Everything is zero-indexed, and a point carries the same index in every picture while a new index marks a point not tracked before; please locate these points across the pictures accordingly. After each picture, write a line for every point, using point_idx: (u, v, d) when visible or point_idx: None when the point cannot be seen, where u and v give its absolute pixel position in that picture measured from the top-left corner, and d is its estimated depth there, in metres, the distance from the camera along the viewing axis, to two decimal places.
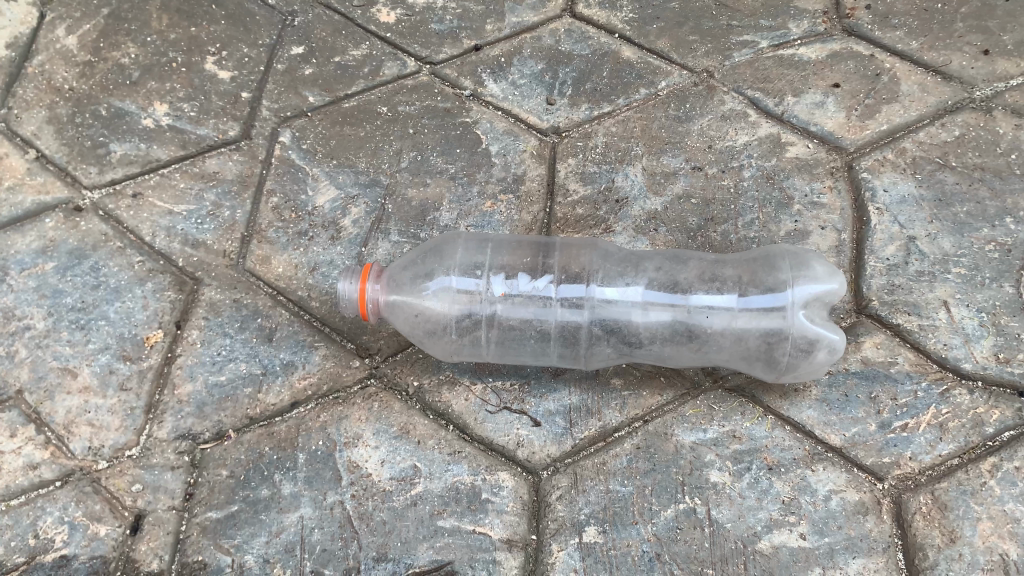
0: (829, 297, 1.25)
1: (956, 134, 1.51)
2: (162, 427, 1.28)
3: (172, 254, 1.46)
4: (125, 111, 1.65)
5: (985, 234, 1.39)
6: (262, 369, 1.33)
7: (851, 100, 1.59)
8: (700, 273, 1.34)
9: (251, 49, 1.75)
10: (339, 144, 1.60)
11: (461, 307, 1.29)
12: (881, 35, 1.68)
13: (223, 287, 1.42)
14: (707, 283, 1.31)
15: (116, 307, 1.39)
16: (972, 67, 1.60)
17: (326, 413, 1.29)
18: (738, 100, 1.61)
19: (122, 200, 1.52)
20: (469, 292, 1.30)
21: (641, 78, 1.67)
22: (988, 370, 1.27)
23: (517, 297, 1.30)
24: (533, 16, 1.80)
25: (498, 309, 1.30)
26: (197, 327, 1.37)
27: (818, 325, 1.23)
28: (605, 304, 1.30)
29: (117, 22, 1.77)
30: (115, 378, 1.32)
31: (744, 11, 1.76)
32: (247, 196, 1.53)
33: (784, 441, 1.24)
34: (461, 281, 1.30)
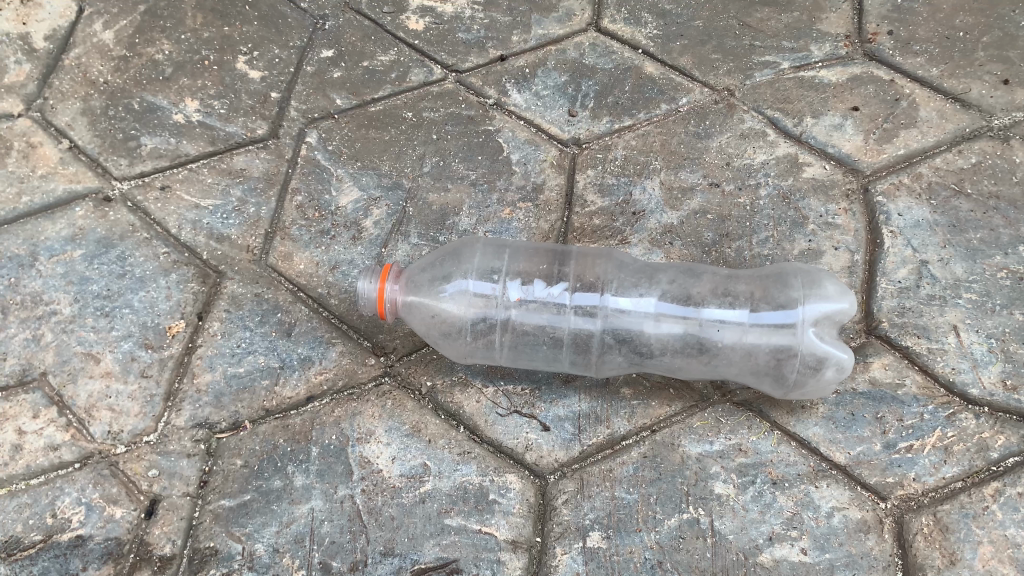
0: (839, 315, 1.27)
1: (973, 162, 1.53)
2: (180, 415, 1.32)
3: (197, 247, 1.49)
4: (157, 106, 1.69)
5: (997, 261, 1.41)
6: (279, 363, 1.36)
7: (870, 124, 1.61)
8: (712, 287, 1.36)
9: (282, 50, 1.78)
10: (363, 147, 1.63)
11: (475, 308, 1.32)
12: (902, 61, 1.70)
13: (245, 281, 1.45)
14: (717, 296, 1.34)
15: (141, 296, 1.43)
16: (992, 96, 1.62)
17: (340, 408, 1.32)
18: (757, 119, 1.63)
19: (150, 192, 1.56)
20: (485, 295, 1.32)
21: (662, 94, 1.68)
22: (995, 396, 1.28)
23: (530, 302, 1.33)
24: (558, 29, 1.82)
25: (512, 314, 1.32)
26: (218, 319, 1.41)
27: (828, 343, 1.24)
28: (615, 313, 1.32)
29: (153, 20, 1.81)
30: (137, 366, 1.36)
31: (768, 32, 1.77)
32: (273, 194, 1.56)
33: (789, 457, 1.25)
34: (478, 285, 1.33)
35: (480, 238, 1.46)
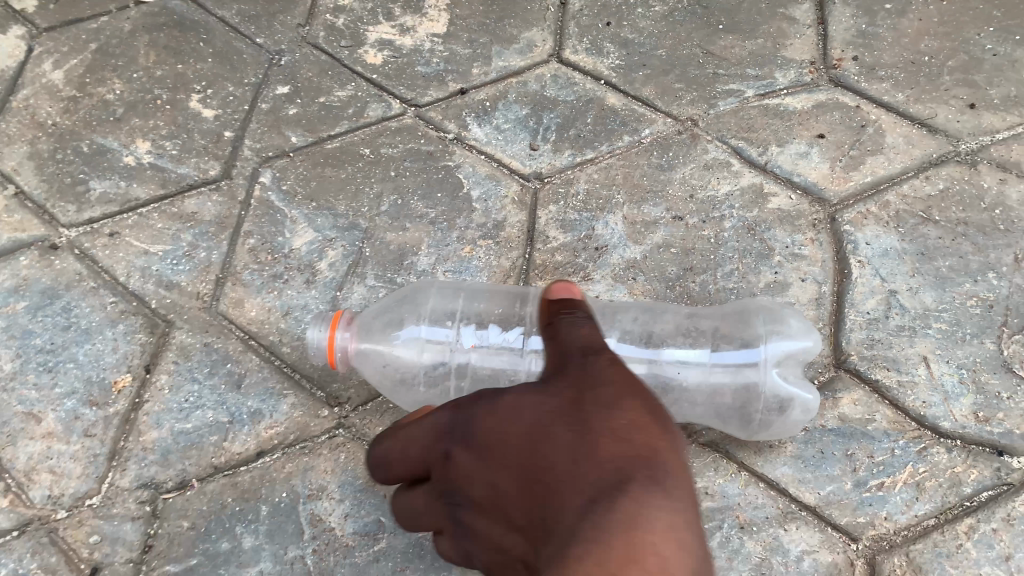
0: (801, 353, 1.25)
1: (941, 188, 1.50)
2: (125, 475, 1.27)
3: (145, 295, 1.45)
4: (107, 147, 1.64)
5: (966, 289, 1.38)
6: (228, 417, 1.32)
7: (836, 151, 1.58)
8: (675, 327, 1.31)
9: (236, 87, 1.72)
10: (319, 185, 1.58)
11: (428, 353, 1.27)
12: (867, 87, 1.67)
13: (194, 330, 1.41)
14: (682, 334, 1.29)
15: (86, 349, 1.39)
16: (958, 121, 1.59)
17: (291, 464, 1.28)
18: (721, 149, 1.59)
19: (99, 239, 1.51)
20: (438, 340, 1.28)
21: (625, 125, 1.64)
22: (967, 429, 1.25)
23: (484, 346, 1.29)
24: (519, 61, 1.76)
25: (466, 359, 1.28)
26: (166, 372, 1.36)
27: (791, 383, 1.21)
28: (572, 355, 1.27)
29: (104, 57, 1.76)
30: (80, 424, 1.31)
31: (732, 59, 1.74)
32: (225, 237, 1.52)
33: (757, 499, 1.21)
34: (430, 331, 1.28)
35: (434, 282, 1.42)
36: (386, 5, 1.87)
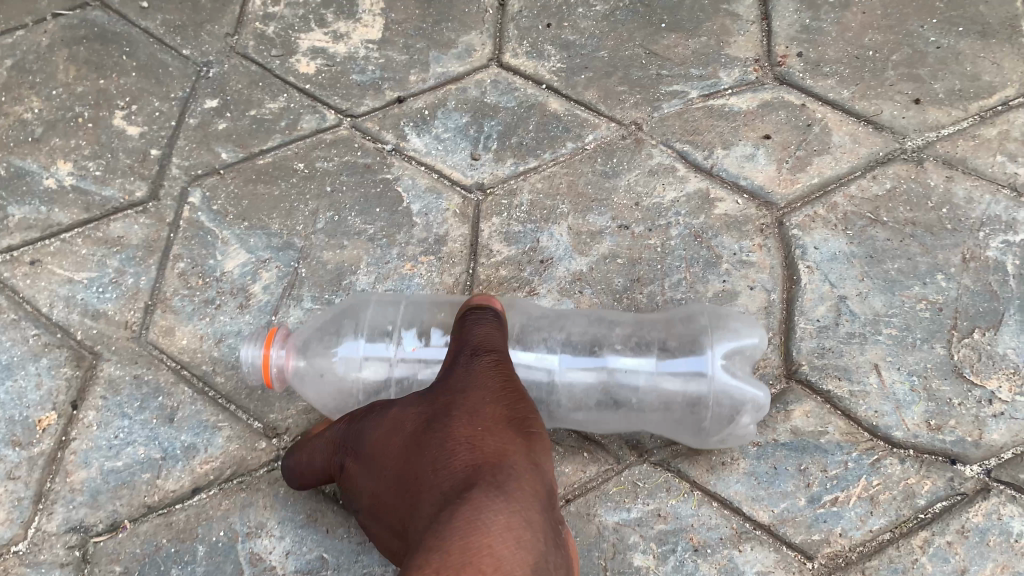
0: (749, 353, 1.24)
1: (887, 188, 1.47)
2: (52, 519, 1.20)
3: (70, 326, 1.38)
4: (26, 170, 1.56)
5: (915, 292, 1.36)
6: (161, 453, 1.26)
7: (782, 152, 1.54)
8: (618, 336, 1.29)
9: (162, 102, 1.65)
10: (251, 204, 1.52)
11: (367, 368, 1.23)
12: (812, 84, 1.63)
13: (123, 362, 1.34)
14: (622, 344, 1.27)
15: (8, 387, 1.31)
16: (903, 117, 1.57)
17: (229, 500, 1.21)
18: (666, 153, 1.55)
19: (19, 267, 1.44)
20: (379, 357, 1.24)
21: (567, 131, 1.60)
22: (919, 438, 1.22)
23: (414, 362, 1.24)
24: (457, 66, 1.70)
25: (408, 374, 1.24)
26: (94, 408, 1.29)
27: (741, 383, 1.20)
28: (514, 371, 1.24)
29: (21, 74, 1.68)
30: (4, 467, 1.25)
31: (675, 59, 1.69)
32: (153, 262, 1.45)
33: (710, 519, 1.18)
34: (369, 347, 1.24)
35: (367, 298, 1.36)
36: (317, 10, 1.80)
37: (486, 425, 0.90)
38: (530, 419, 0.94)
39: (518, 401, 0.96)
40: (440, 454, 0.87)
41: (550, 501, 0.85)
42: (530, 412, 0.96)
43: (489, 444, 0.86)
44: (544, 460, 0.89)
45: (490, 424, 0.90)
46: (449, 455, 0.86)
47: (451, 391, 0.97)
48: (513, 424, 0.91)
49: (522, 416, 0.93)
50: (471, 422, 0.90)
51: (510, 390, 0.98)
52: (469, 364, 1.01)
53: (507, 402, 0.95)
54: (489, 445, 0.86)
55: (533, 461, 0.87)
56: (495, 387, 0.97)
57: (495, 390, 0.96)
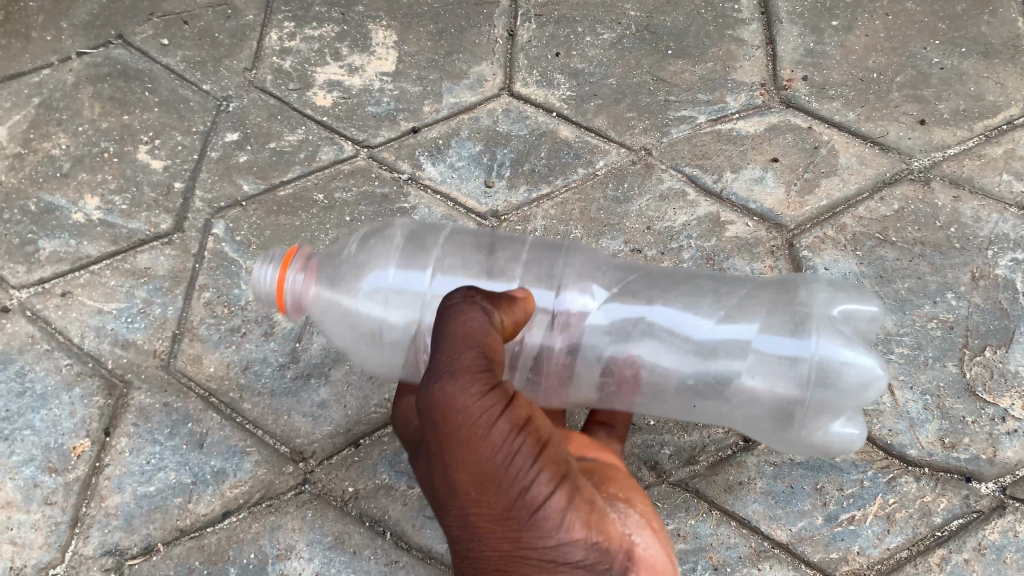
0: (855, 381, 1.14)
1: (895, 208, 1.51)
2: (88, 542, 1.24)
3: (101, 355, 1.42)
4: (55, 205, 1.60)
5: (926, 311, 1.40)
6: (191, 478, 1.30)
7: (790, 175, 1.58)
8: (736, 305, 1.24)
9: (184, 137, 1.70)
10: (273, 235, 1.56)
11: (388, 305, 1.20)
12: (818, 107, 1.67)
13: (152, 390, 1.38)
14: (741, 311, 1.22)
15: (42, 415, 1.35)
16: (909, 137, 1.60)
17: (258, 523, 1.26)
18: (676, 177, 1.59)
19: (50, 299, 1.48)
20: (406, 292, 1.20)
21: (578, 158, 1.64)
22: (934, 455, 1.27)
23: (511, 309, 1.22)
24: (470, 96, 1.75)
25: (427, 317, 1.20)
26: (126, 434, 1.34)
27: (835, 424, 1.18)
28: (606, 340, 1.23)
29: (48, 112, 1.73)
30: (40, 492, 1.28)
31: (682, 85, 1.73)
32: (179, 291, 1.49)
33: (729, 539, 1.22)
34: (399, 279, 1.20)
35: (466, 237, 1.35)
36: (332, 44, 1.84)
37: (490, 515, 0.84)
38: (532, 465, 0.83)
39: (511, 435, 0.84)
40: (464, 559, 0.87)
41: (593, 570, 0.86)
42: (530, 431, 0.85)
43: (503, 547, 0.85)
44: (566, 521, 0.84)
45: (494, 511, 0.84)
46: (472, 566, 0.87)
47: (435, 442, 0.86)
48: (514, 496, 0.83)
49: (520, 472, 0.83)
50: (474, 510, 0.85)
51: (493, 417, 0.83)
52: (435, 384, 0.86)
53: (501, 454, 0.83)
54: (506, 551, 0.85)
55: (553, 547, 0.84)
56: (478, 424, 0.83)
57: (480, 440, 0.83)
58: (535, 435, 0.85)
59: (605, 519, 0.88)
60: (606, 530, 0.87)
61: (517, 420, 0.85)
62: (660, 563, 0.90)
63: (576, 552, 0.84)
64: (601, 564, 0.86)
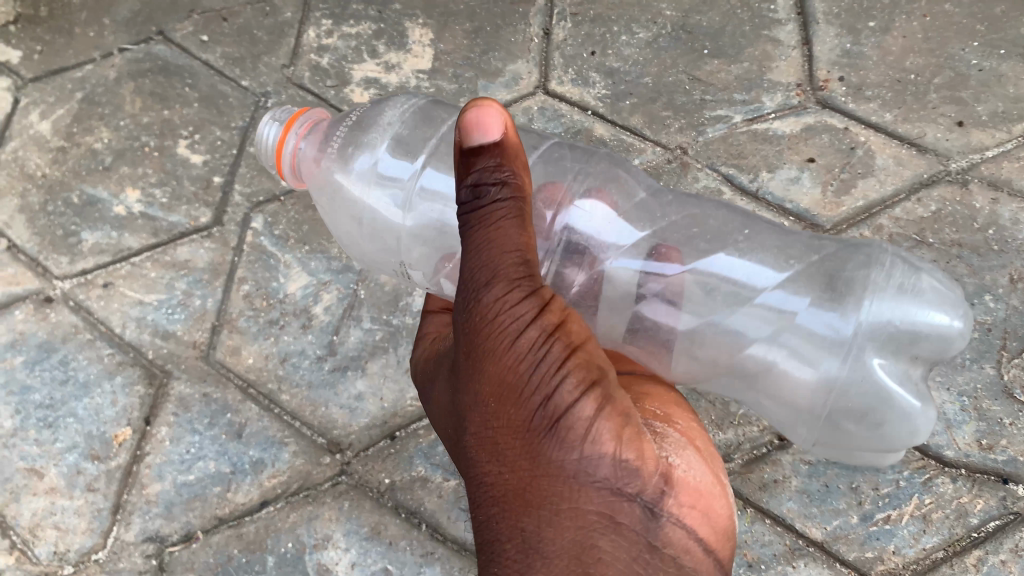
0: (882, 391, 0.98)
1: (933, 210, 1.51)
2: (130, 529, 1.31)
3: (142, 346, 1.45)
4: (96, 199, 1.63)
5: None
6: (230, 468, 1.34)
7: (826, 175, 1.58)
8: (824, 264, 1.05)
9: (224, 131, 1.71)
10: (311, 229, 1.55)
11: (377, 193, 1.14)
12: (855, 108, 1.66)
13: (192, 380, 1.41)
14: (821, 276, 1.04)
15: (85, 404, 1.41)
16: (947, 139, 1.60)
17: (295, 513, 1.31)
18: (711, 177, 1.60)
19: (93, 290, 1.51)
20: (394, 180, 1.14)
21: (614, 156, 1.64)
22: (971, 457, 1.30)
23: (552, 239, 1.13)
24: (505, 94, 1.74)
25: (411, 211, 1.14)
26: (166, 424, 1.38)
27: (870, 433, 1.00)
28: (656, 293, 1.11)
29: (91, 106, 1.75)
30: (83, 479, 1.35)
31: (718, 84, 1.73)
32: (219, 284, 1.50)
33: (764, 536, 1.25)
34: (387, 167, 1.13)
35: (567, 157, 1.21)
36: (369, 41, 1.83)
37: (511, 429, 0.83)
38: (558, 373, 0.82)
39: (539, 340, 0.83)
40: (481, 476, 0.86)
41: (618, 493, 0.84)
42: (562, 337, 0.84)
43: (521, 465, 0.84)
44: (592, 436, 0.83)
45: (514, 424, 0.83)
46: (486, 490, 0.86)
47: (462, 350, 0.86)
48: (537, 407, 0.82)
49: (544, 380, 0.82)
50: (494, 424, 0.84)
51: (522, 325, 0.83)
52: (467, 289, 0.85)
53: (526, 362, 0.82)
54: (523, 468, 0.83)
55: (575, 463, 0.83)
56: (506, 331, 0.83)
57: (506, 350, 0.83)
58: (566, 342, 0.85)
59: (641, 441, 0.87)
60: (639, 451, 0.86)
61: (548, 326, 0.84)
62: (700, 485, 0.93)
63: (602, 469, 0.83)
64: (628, 487, 0.84)
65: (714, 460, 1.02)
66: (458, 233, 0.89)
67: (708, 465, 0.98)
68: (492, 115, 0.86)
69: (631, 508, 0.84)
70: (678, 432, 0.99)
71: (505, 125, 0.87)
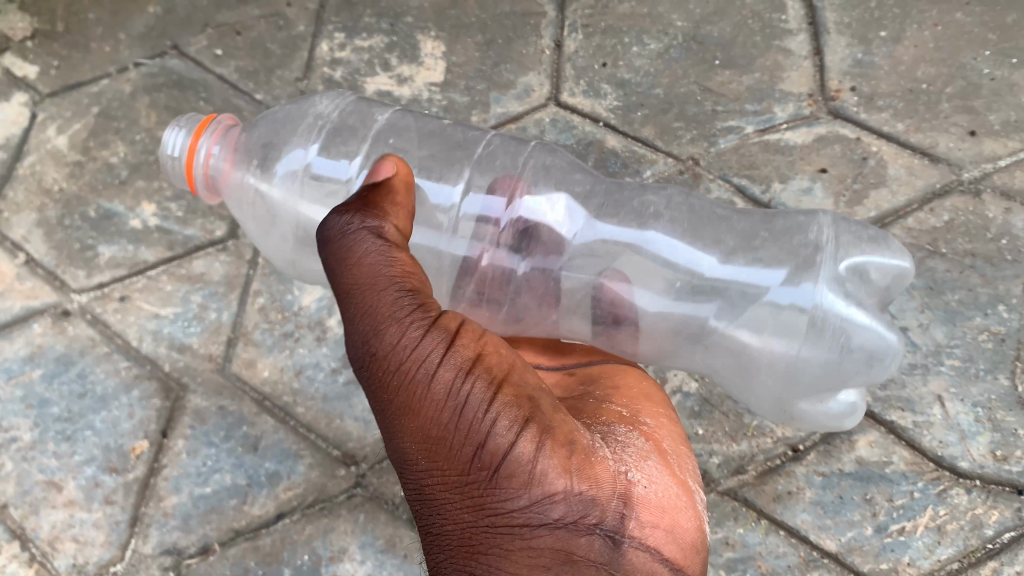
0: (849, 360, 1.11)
1: (946, 220, 1.51)
2: (148, 541, 1.33)
3: (158, 359, 1.47)
4: (113, 212, 1.64)
5: (977, 323, 1.41)
6: (247, 480, 1.36)
7: (839, 186, 1.59)
8: (777, 232, 1.18)
9: None
10: None
11: (309, 193, 1.22)
12: (867, 118, 1.66)
13: (208, 394, 1.43)
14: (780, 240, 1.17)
15: (102, 417, 1.43)
16: (959, 149, 1.60)
17: (312, 525, 1.32)
18: (724, 188, 1.60)
19: (109, 303, 1.52)
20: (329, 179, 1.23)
21: (626, 167, 1.64)
22: (985, 468, 1.30)
23: (552, 237, 1.22)
24: (517, 106, 1.75)
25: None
26: (183, 436, 1.40)
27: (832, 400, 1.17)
28: (653, 284, 1.21)
29: (107, 121, 1.77)
30: (101, 491, 1.37)
31: (729, 95, 1.73)
32: (234, 296, 1.51)
33: (778, 547, 1.27)
34: (319, 166, 1.22)
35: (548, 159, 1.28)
36: (382, 55, 1.84)
37: (446, 481, 0.81)
38: (484, 415, 0.80)
39: (457, 384, 0.81)
40: (429, 538, 0.82)
41: (575, 528, 0.81)
42: (482, 374, 0.83)
43: (465, 518, 0.81)
44: (535, 473, 0.80)
45: (451, 475, 0.81)
46: (433, 544, 0.82)
47: (381, 406, 0.84)
48: (470, 453, 0.80)
49: (471, 425, 0.80)
50: (430, 478, 0.82)
51: (434, 368, 0.81)
52: (370, 342, 0.84)
53: (447, 408, 0.80)
54: (469, 521, 0.81)
55: (523, 509, 0.80)
56: (421, 380, 0.81)
57: (426, 399, 0.81)
58: (487, 378, 0.82)
59: (592, 465, 0.84)
60: (590, 478, 0.83)
61: (463, 364, 0.82)
62: (663, 497, 0.88)
63: (553, 509, 0.80)
64: (585, 519, 0.81)
65: (682, 462, 0.99)
66: (382, 269, 0.86)
67: (670, 470, 0.94)
68: (384, 165, 0.95)
69: (590, 541, 0.81)
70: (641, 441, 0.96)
71: (397, 170, 0.95)
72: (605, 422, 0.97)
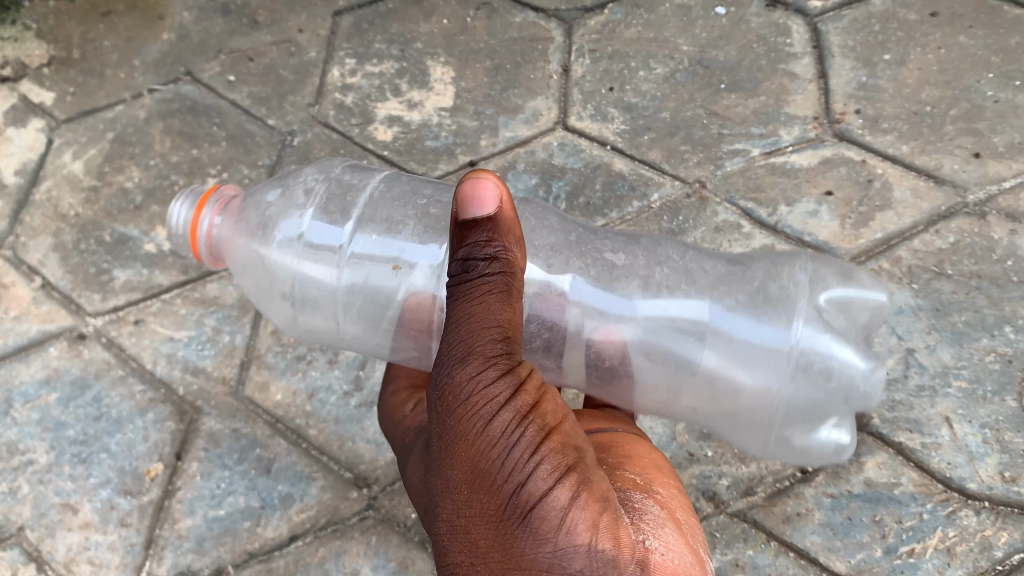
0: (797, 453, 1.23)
1: (951, 241, 1.53)
2: (162, 563, 1.34)
3: (173, 382, 1.49)
4: (128, 236, 1.67)
5: (984, 344, 1.43)
6: (260, 502, 1.38)
7: (845, 209, 1.60)
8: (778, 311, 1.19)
9: (251, 170, 1.75)
10: None
11: (310, 258, 1.21)
12: (872, 140, 1.68)
13: (222, 416, 1.45)
14: (765, 297, 1.20)
15: (118, 439, 1.44)
16: (964, 170, 1.61)
17: (324, 547, 1.33)
18: (731, 211, 1.62)
19: (125, 327, 1.55)
20: (327, 244, 1.21)
21: (633, 190, 1.66)
22: (994, 489, 1.31)
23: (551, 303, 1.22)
24: (525, 130, 1.77)
25: (352, 273, 1.21)
26: (197, 459, 1.42)
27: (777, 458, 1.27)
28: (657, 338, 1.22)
29: (122, 146, 1.80)
30: (116, 514, 1.38)
31: (735, 118, 1.75)
32: (247, 319, 1.53)
33: (787, 569, 1.28)
34: (318, 231, 1.21)
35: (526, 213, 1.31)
36: (392, 80, 1.87)
37: (483, 516, 0.80)
38: (530, 458, 0.80)
39: (512, 425, 0.82)
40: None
41: None
42: (537, 422, 0.83)
43: (494, 557, 0.79)
44: (566, 523, 0.78)
45: (489, 510, 0.80)
46: None
47: (438, 434, 0.85)
48: (509, 493, 0.79)
49: (515, 466, 0.80)
50: (467, 513, 0.81)
51: (496, 407, 0.82)
52: (441, 369, 0.86)
53: (498, 446, 0.81)
54: (496, 560, 0.79)
55: (549, 555, 0.78)
56: (479, 415, 0.82)
57: (479, 433, 0.81)
58: (539, 426, 0.83)
59: (618, 529, 0.82)
60: (614, 540, 0.80)
61: (522, 408, 0.83)
62: (680, 566, 0.84)
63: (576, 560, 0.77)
64: None
65: (693, 533, 0.95)
66: (483, 292, 0.87)
67: (686, 542, 0.90)
68: (485, 187, 0.88)
69: None
70: (656, 505, 0.94)
71: (500, 198, 0.89)
72: (626, 487, 0.95)
